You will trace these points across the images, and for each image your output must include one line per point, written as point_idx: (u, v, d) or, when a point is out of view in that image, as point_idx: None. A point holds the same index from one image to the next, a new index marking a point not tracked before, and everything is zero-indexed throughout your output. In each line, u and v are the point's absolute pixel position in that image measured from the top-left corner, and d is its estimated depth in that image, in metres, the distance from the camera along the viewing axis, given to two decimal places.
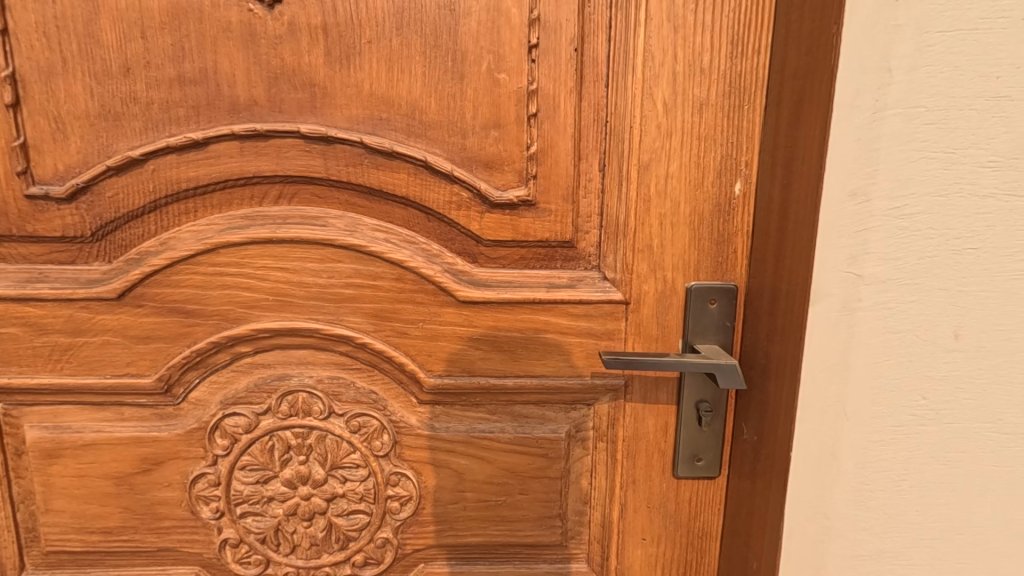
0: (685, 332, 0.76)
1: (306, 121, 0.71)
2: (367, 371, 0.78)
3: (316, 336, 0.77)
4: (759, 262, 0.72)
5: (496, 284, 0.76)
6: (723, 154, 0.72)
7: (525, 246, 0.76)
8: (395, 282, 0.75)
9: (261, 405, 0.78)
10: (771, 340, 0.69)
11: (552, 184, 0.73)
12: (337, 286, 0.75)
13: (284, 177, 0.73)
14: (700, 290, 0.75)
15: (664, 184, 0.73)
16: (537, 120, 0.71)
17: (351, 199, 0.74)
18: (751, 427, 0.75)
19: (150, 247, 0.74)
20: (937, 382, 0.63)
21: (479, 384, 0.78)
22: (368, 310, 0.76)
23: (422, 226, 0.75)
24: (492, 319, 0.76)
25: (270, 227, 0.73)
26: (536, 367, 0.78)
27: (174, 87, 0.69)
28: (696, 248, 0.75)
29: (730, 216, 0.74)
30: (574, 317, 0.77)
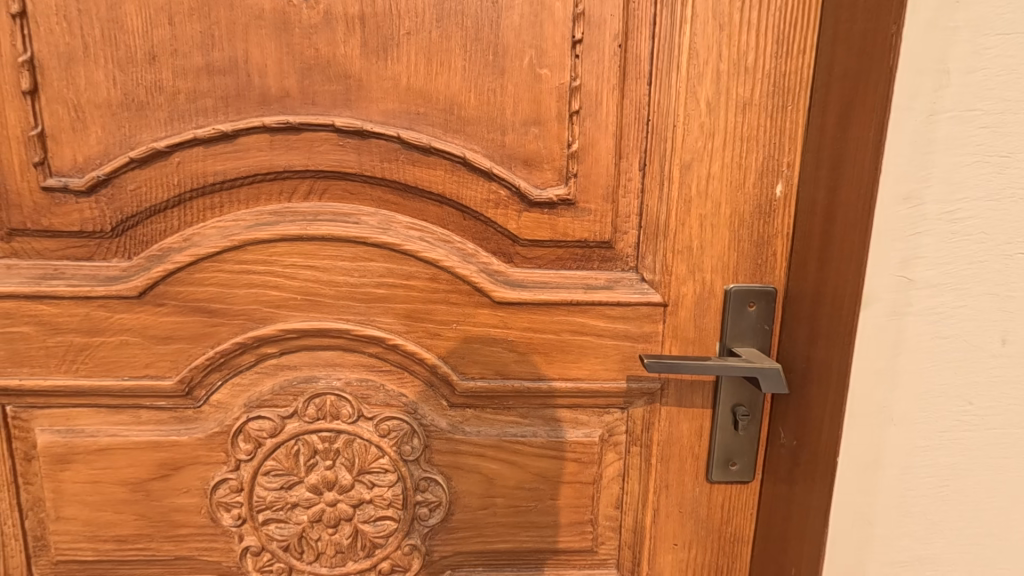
0: (723, 336, 0.75)
1: (340, 115, 0.69)
2: (397, 373, 0.76)
3: (345, 337, 0.74)
4: (799, 265, 0.72)
5: (532, 285, 0.74)
6: (765, 156, 0.71)
7: (562, 246, 0.74)
8: (428, 281, 0.73)
9: (287, 408, 0.75)
10: (812, 345, 0.69)
11: (592, 182, 0.72)
12: (368, 286, 0.73)
13: (315, 172, 0.70)
14: (739, 293, 0.74)
15: (705, 185, 0.72)
16: (579, 117, 0.70)
17: (385, 195, 0.72)
18: (788, 432, 0.74)
19: (173, 243, 0.71)
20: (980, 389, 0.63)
21: (512, 387, 0.76)
22: (400, 311, 0.74)
23: (458, 225, 0.73)
24: (527, 321, 0.75)
25: (301, 224, 0.71)
26: (571, 370, 0.76)
27: (202, 76, 0.67)
28: (736, 249, 0.74)
29: (770, 218, 0.73)
30: (610, 319, 0.75)
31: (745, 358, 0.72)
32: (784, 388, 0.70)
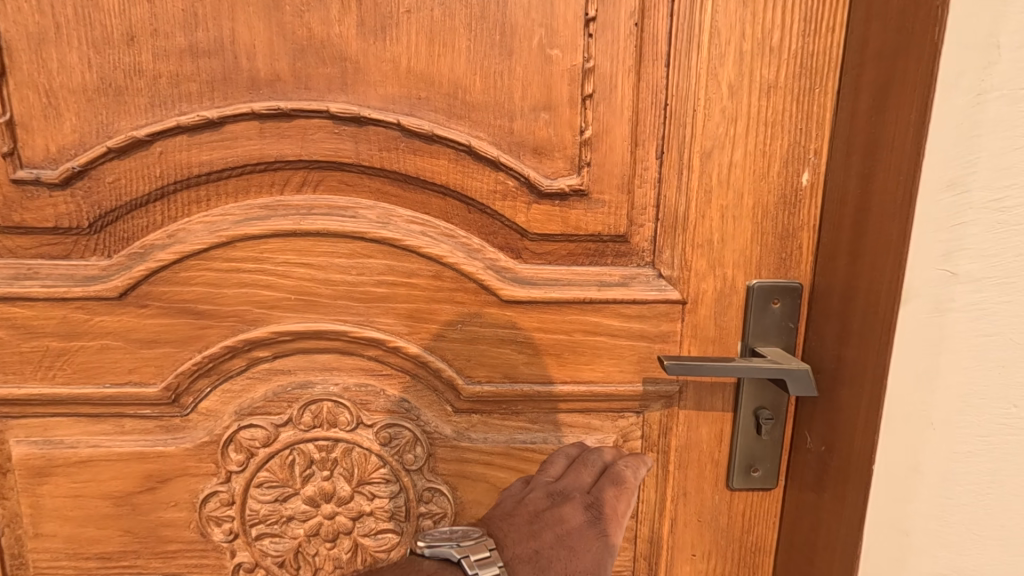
0: (745, 335, 0.71)
1: (336, 100, 0.64)
2: (399, 377, 0.71)
3: (343, 339, 0.69)
4: (826, 259, 0.67)
5: (543, 282, 0.69)
6: (790, 142, 0.67)
7: (574, 240, 0.69)
8: (431, 279, 0.68)
9: (281, 416, 0.71)
10: (843, 344, 0.64)
11: (606, 172, 0.67)
12: (367, 284, 0.68)
13: (309, 162, 0.65)
14: (762, 289, 0.70)
15: (727, 174, 0.67)
16: (592, 101, 0.65)
17: (385, 187, 0.67)
18: (814, 436, 0.69)
19: (157, 240, 0.66)
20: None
21: (521, 391, 0.71)
22: (401, 311, 0.69)
23: (463, 218, 0.68)
24: (537, 320, 0.70)
25: (294, 219, 0.66)
26: (583, 373, 0.72)
27: (186, 59, 0.61)
28: (759, 243, 0.69)
29: (796, 208, 0.68)
30: (625, 318, 0.71)
31: (770, 358, 0.68)
32: (812, 390, 0.65)
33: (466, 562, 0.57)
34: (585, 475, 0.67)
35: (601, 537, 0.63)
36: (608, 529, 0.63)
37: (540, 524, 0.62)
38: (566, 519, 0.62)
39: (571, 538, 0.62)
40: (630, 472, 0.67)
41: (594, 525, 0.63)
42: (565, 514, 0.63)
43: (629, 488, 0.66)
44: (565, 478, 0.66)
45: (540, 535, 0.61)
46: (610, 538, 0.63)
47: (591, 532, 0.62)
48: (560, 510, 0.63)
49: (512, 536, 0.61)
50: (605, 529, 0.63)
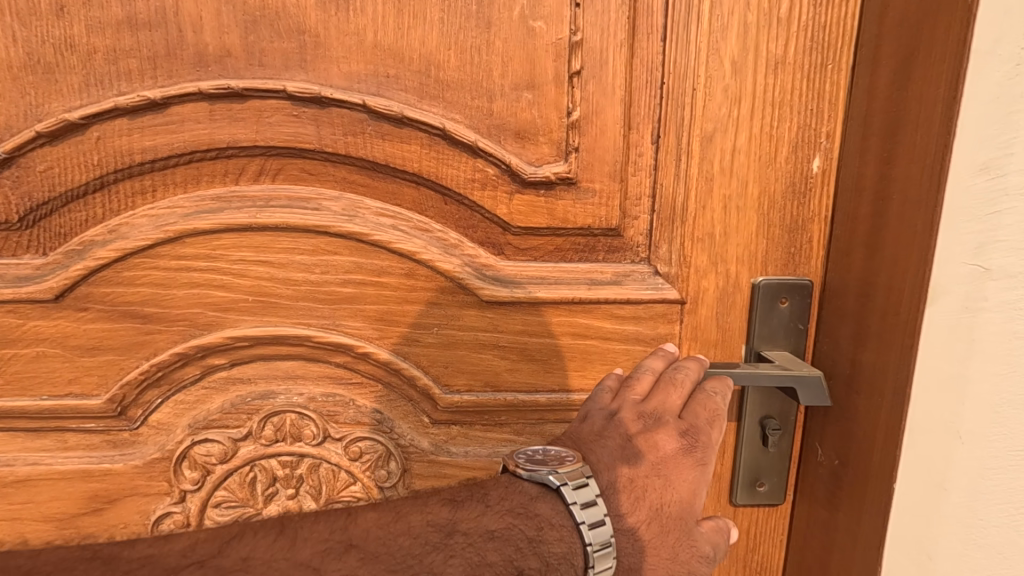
0: (750, 337, 0.65)
1: (294, 78, 0.57)
2: (370, 386, 0.65)
3: (307, 345, 0.63)
4: (839, 254, 0.61)
5: (527, 281, 0.63)
6: (800, 124, 0.60)
7: (562, 234, 0.63)
8: (404, 278, 0.62)
9: (239, 430, 0.64)
10: (859, 348, 0.58)
11: (596, 158, 0.61)
12: (332, 284, 0.62)
13: (266, 148, 0.59)
14: (768, 287, 0.63)
15: (730, 160, 0.61)
16: (580, 79, 0.58)
17: (351, 176, 0.61)
18: (826, 448, 0.63)
19: (96, 235, 0.59)
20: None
21: (505, 401, 0.65)
22: (371, 313, 0.62)
23: (438, 211, 0.62)
24: (522, 323, 0.64)
25: (249, 211, 0.59)
26: (573, 380, 0.66)
27: (123, 32, 0.55)
28: (765, 236, 0.63)
29: (806, 198, 0.62)
30: (618, 320, 0.64)
31: (779, 364, 0.61)
32: (825, 399, 0.59)
33: (566, 492, 0.51)
34: (676, 398, 0.58)
35: (692, 466, 0.57)
36: (699, 458, 0.57)
37: (631, 452, 0.56)
38: (660, 447, 0.56)
39: (665, 466, 0.56)
40: (720, 398, 0.59)
41: (687, 454, 0.57)
42: (659, 441, 0.57)
43: (721, 415, 0.59)
44: (650, 404, 0.59)
45: (633, 462, 0.56)
46: (703, 467, 0.57)
47: (683, 462, 0.57)
48: (651, 437, 0.57)
49: (603, 461, 0.55)
50: (697, 458, 0.57)
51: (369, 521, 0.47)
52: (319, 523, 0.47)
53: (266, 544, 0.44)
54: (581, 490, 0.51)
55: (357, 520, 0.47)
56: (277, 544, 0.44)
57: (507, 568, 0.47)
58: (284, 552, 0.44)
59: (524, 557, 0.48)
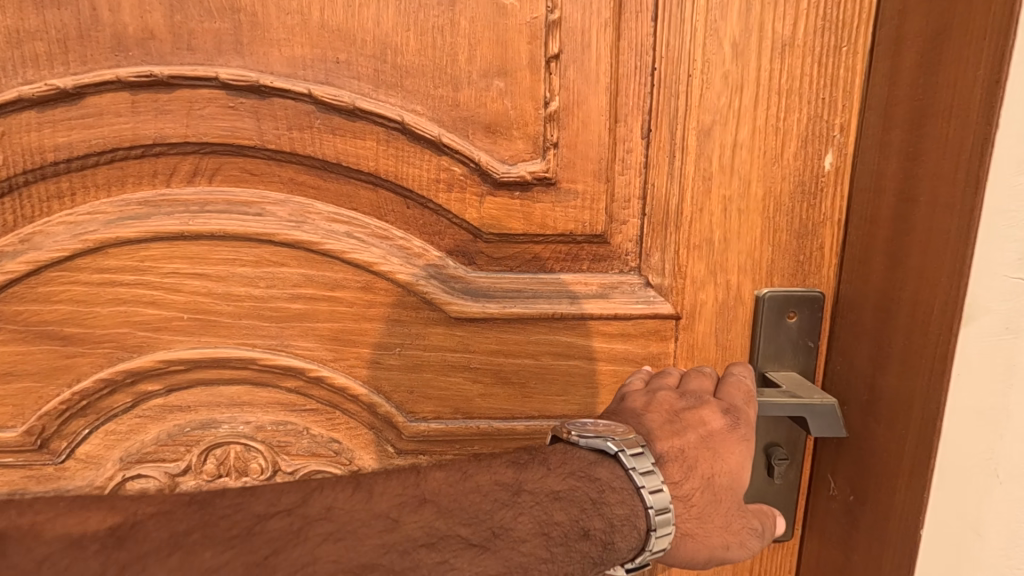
0: (753, 356, 0.58)
1: (229, 64, 0.49)
2: (326, 413, 0.58)
3: (253, 368, 0.55)
4: (854, 261, 0.54)
5: (502, 295, 0.56)
6: (810, 116, 0.53)
7: (541, 241, 0.55)
8: (361, 292, 0.54)
9: (178, 464, 0.57)
10: (878, 369, 0.50)
11: (578, 155, 0.53)
12: (279, 300, 0.54)
13: (199, 145, 0.51)
14: (773, 300, 0.56)
15: (731, 156, 0.54)
16: (559, 65, 0.51)
17: (299, 176, 0.53)
18: (840, 481, 0.55)
19: (6, 246, 0.51)
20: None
21: (478, 429, 0.58)
22: (325, 332, 0.55)
23: (399, 216, 0.54)
24: (496, 342, 0.56)
25: (182, 218, 0.52)
26: (555, 405, 0.58)
27: (26, 9, 0.47)
28: (770, 243, 0.56)
29: (817, 199, 0.55)
30: (605, 338, 0.57)
31: (785, 389, 0.54)
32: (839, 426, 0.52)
33: (624, 457, 0.46)
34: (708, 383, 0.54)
35: (741, 440, 0.51)
36: (747, 431, 0.51)
37: (680, 423, 0.50)
38: (709, 420, 0.51)
39: (715, 437, 0.50)
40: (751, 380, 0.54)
41: (737, 426, 0.51)
42: (706, 414, 0.51)
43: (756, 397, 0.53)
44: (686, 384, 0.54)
45: (684, 432, 0.50)
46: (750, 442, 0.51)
47: (734, 435, 0.50)
48: (696, 408, 0.51)
49: (653, 430, 0.49)
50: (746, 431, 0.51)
51: (439, 480, 0.42)
52: (391, 478, 0.42)
53: (347, 496, 0.39)
54: (641, 455, 0.46)
55: (428, 477, 0.42)
56: (357, 497, 0.40)
57: (573, 530, 0.42)
58: (362, 503, 0.39)
59: (588, 518, 0.43)
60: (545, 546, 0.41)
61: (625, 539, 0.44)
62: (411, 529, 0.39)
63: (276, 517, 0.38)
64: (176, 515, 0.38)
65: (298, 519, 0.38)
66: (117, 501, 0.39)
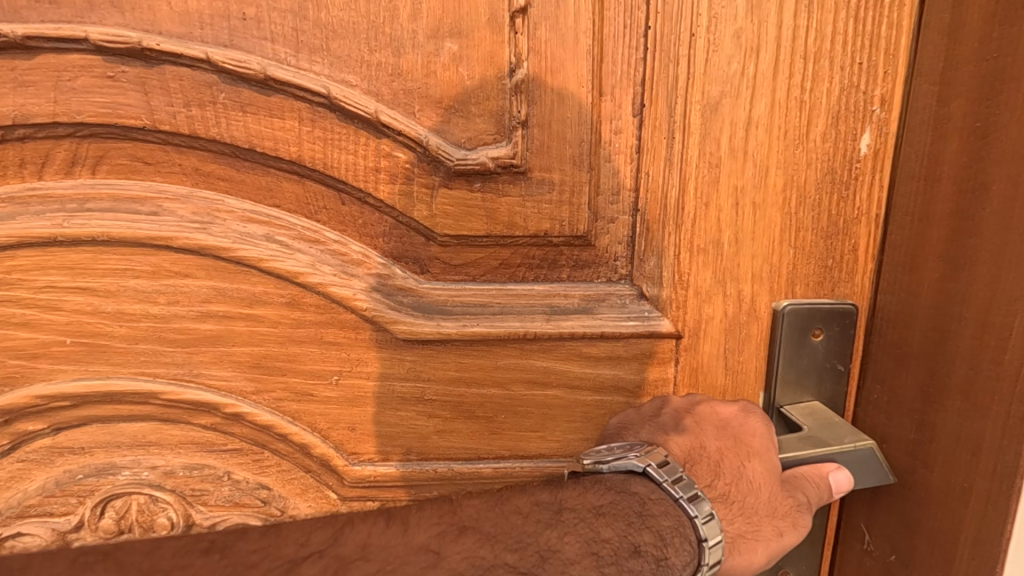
0: (770, 383, 0.47)
1: (103, 21, 0.38)
2: (251, 454, 0.48)
3: (156, 403, 0.45)
4: (898, 268, 0.43)
5: (462, 310, 0.45)
6: (844, 86, 0.42)
7: (509, 244, 0.45)
8: (286, 309, 0.44)
9: (67, 519, 0.46)
10: (931, 404, 0.40)
11: (554, 137, 0.42)
12: (184, 319, 0.44)
13: (73, 126, 0.40)
14: (795, 315, 0.46)
15: (744, 137, 0.43)
16: (528, 21, 0.40)
17: (204, 165, 0.42)
18: (877, 536, 0.45)
19: None
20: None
21: (436, 473, 0.48)
22: (243, 358, 0.45)
23: (333, 214, 0.44)
24: (456, 368, 0.46)
25: (54, 218, 0.41)
26: (529, 443, 0.48)
27: None
28: (791, 245, 0.45)
29: (850, 190, 0.44)
30: (590, 362, 0.47)
31: (812, 432, 0.44)
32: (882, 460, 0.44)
33: (653, 473, 0.40)
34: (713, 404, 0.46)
35: (764, 424, 0.44)
36: (764, 415, 0.45)
37: (695, 427, 0.44)
38: (721, 415, 0.44)
39: (737, 430, 0.44)
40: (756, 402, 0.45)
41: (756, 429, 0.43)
42: (717, 409, 0.45)
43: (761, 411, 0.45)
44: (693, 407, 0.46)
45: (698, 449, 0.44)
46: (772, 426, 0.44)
47: (754, 421, 0.44)
48: (703, 404, 0.45)
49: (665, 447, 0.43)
50: (763, 416, 0.44)
51: (475, 507, 0.39)
52: (424, 509, 0.39)
53: (380, 530, 0.37)
54: (670, 467, 0.41)
55: (462, 505, 0.39)
56: (391, 532, 0.37)
57: (621, 548, 0.37)
58: (398, 537, 0.36)
59: (637, 533, 0.38)
60: (595, 568, 0.36)
61: (679, 553, 0.38)
62: (455, 560, 0.35)
63: (307, 560, 0.34)
64: (193, 567, 0.33)
65: (332, 562, 0.34)
66: (127, 555, 0.34)
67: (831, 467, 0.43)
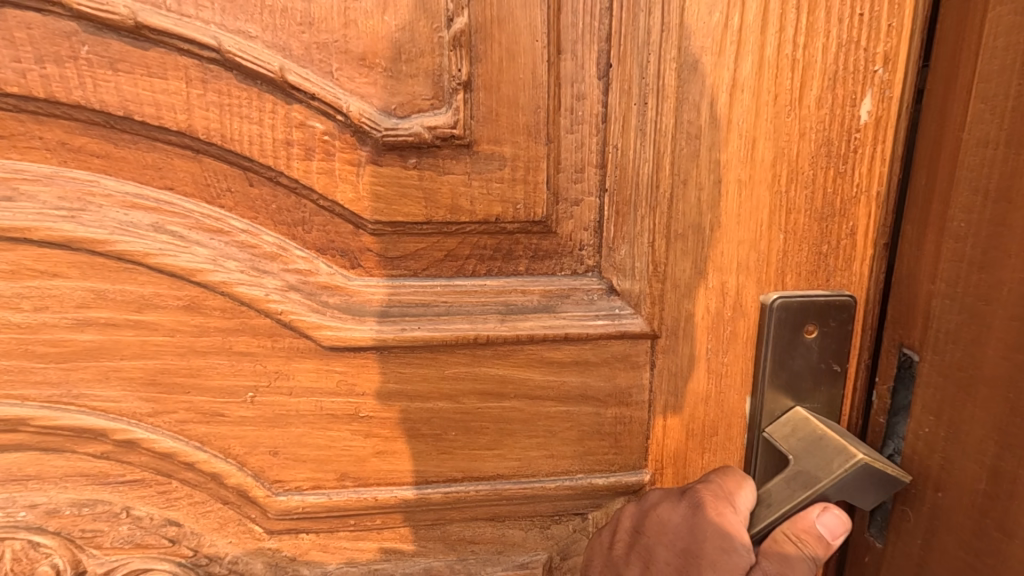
0: (758, 387, 0.42)
1: None
2: (157, 485, 0.40)
3: (28, 431, 0.37)
4: (965, 266, 0.33)
5: (400, 311, 0.38)
6: (841, 42, 0.36)
7: (455, 232, 0.38)
8: (185, 315, 0.36)
9: None
10: (1010, 443, 0.31)
11: (504, 102, 0.35)
12: (55, 328, 0.36)
13: None
14: (785, 310, 0.40)
15: (727, 103, 0.37)
16: None
17: (72, 138, 0.34)
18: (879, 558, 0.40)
19: None
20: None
21: (378, 501, 0.41)
22: (134, 373, 0.37)
23: (239, 198, 0.36)
24: (396, 379, 0.39)
25: None
26: (486, 462, 0.42)
27: None
28: (781, 229, 0.39)
29: (848, 165, 0.38)
30: (554, 368, 0.40)
31: (800, 466, 0.39)
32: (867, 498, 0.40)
33: None
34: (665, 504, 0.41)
35: (713, 523, 0.39)
36: (716, 505, 0.39)
37: (647, 545, 0.41)
38: (670, 519, 0.40)
39: (687, 539, 0.40)
40: (709, 488, 0.40)
41: (702, 530, 0.39)
42: (662, 515, 0.41)
43: (709, 504, 0.39)
44: (646, 512, 0.42)
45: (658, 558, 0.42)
46: (728, 515, 0.39)
47: (701, 521, 0.39)
48: (650, 513, 0.41)
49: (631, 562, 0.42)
50: (713, 508, 0.39)
51: None
52: None
53: None
54: None
55: None
56: None
57: None
58: None
59: None
60: None
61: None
62: None
63: None
64: None
65: None
66: None
67: (815, 514, 0.38)
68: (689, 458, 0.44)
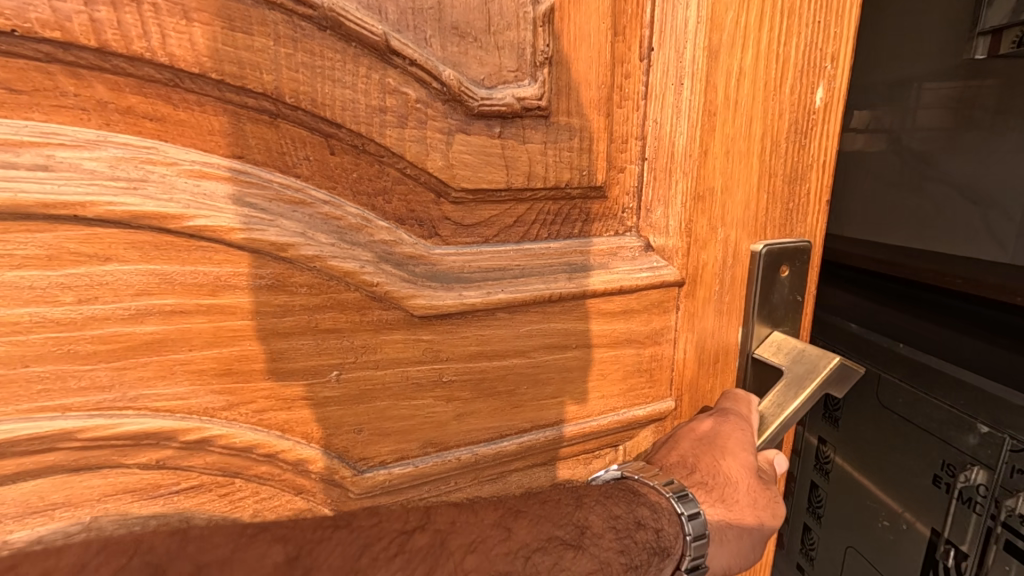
0: (749, 318, 0.52)
1: None
2: (221, 489, 0.37)
3: (69, 449, 0.31)
4: None
5: (479, 277, 0.40)
6: (806, 42, 0.47)
7: (527, 198, 0.41)
8: (266, 294, 0.34)
9: None
10: None
11: (577, 77, 0.39)
12: (105, 322, 0.30)
13: None
14: (769, 256, 0.51)
15: (736, 86, 0.45)
16: None
17: (119, 98, 0.29)
18: None
19: None
20: (893, 176, 1.47)
21: (457, 463, 0.43)
22: (201, 364, 0.33)
23: (317, 167, 0.34)
24: (477, 341, 0.41)
25: None
26: (548, 410, 0.46)
27: None
28: (766, 190, 0.50)
29: (808, 139, 0.50)
30: (607, 318, 0.46)
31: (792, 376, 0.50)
32: None
33: (661, 489, 0.44)
34: (701, 420, 0.50)
35: (738, 432, 0.47)
36: (738, 421, 0.49)
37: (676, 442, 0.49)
38: (699, 428, 0.49)
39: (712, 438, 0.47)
40: (736, 411, 0.50)
41: (727, 433, 0.47)
42: (695, 427, 0.49)
43: (737, 420, 0.49)
44: (682, 428, 0.51)
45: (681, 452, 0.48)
46: (747, 430, 0.48)
47: (727, 429, 0.48)
48: (684, 428, 0.50)
49: (657, 457, 0.49)
50: (737, 424, 0.48)
51: None
52: None
53: None
54: (690, 498, 0.44)
55: None
56: None
57: (631, 522, 0.41)
58: None
59: (637, 509, 0.42)
60: (616, 539, 0.39)
61: (672, 521, 0.42)
62: None
63: None
64: None
65: None
66: None
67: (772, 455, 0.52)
68: (700, 384, 0.52)
